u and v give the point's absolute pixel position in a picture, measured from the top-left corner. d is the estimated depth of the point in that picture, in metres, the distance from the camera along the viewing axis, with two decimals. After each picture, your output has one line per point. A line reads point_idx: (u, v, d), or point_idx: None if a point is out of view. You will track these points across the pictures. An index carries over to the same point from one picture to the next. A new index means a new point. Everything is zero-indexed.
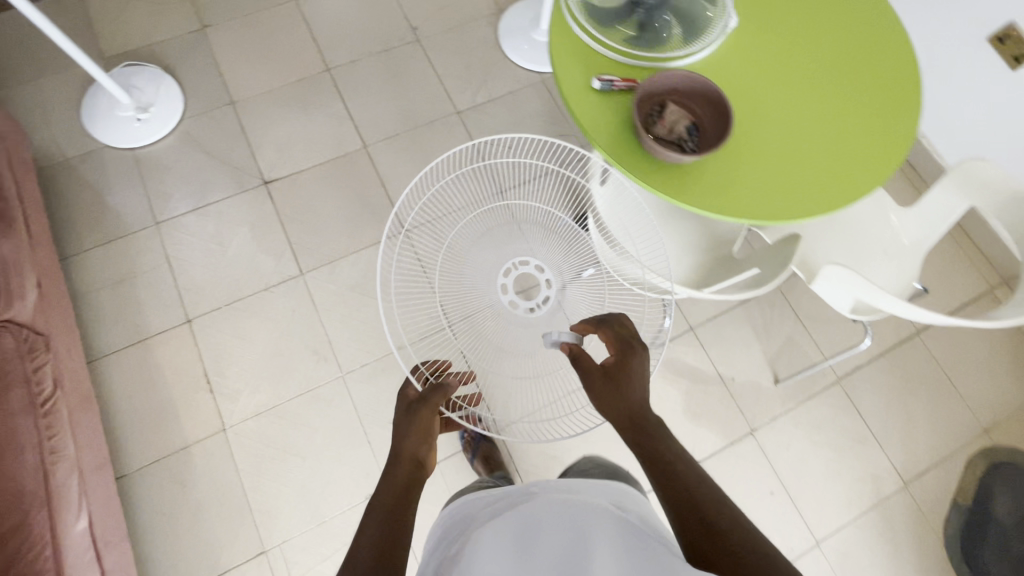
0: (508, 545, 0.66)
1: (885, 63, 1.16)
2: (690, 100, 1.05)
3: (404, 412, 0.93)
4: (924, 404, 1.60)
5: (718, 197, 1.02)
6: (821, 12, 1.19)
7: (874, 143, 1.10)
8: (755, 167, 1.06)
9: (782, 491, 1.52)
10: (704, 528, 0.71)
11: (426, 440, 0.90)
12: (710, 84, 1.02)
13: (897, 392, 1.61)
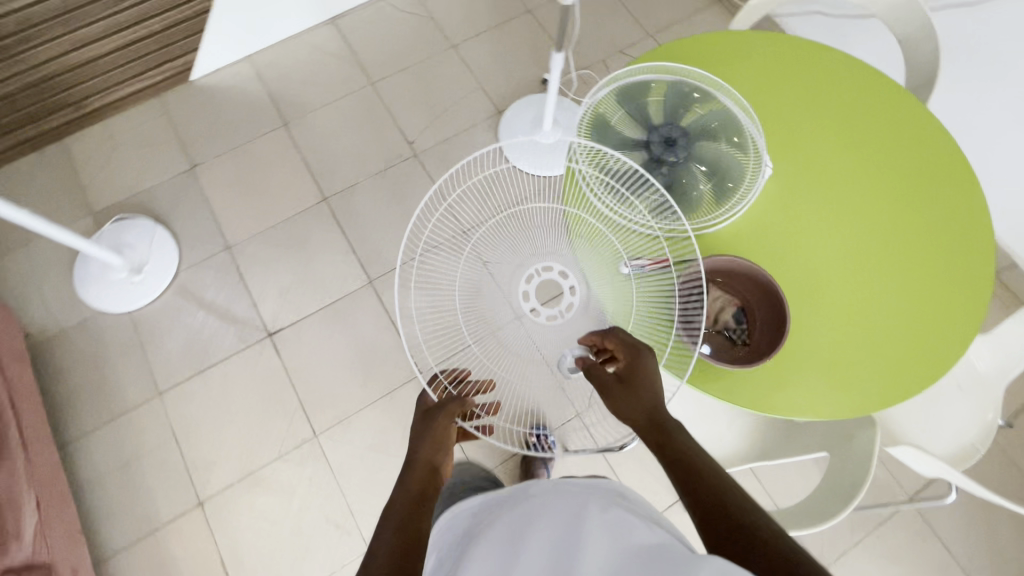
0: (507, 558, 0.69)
1: (948, 217, 1.02)
2: (734, 280, 0.92)
3: (419, 422, 0.80)
4: (1008, 518, 1.45)
5: (773, 393, 0.92)
6: (869, 158, 1.04)
7: (944, 310, 0.97)
8: (807, 364, 0.93)
9: None
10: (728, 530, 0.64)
11: (442, 451, 0.79)
12: (756, 267, 0.89)
13: (976, 507, 1.45)
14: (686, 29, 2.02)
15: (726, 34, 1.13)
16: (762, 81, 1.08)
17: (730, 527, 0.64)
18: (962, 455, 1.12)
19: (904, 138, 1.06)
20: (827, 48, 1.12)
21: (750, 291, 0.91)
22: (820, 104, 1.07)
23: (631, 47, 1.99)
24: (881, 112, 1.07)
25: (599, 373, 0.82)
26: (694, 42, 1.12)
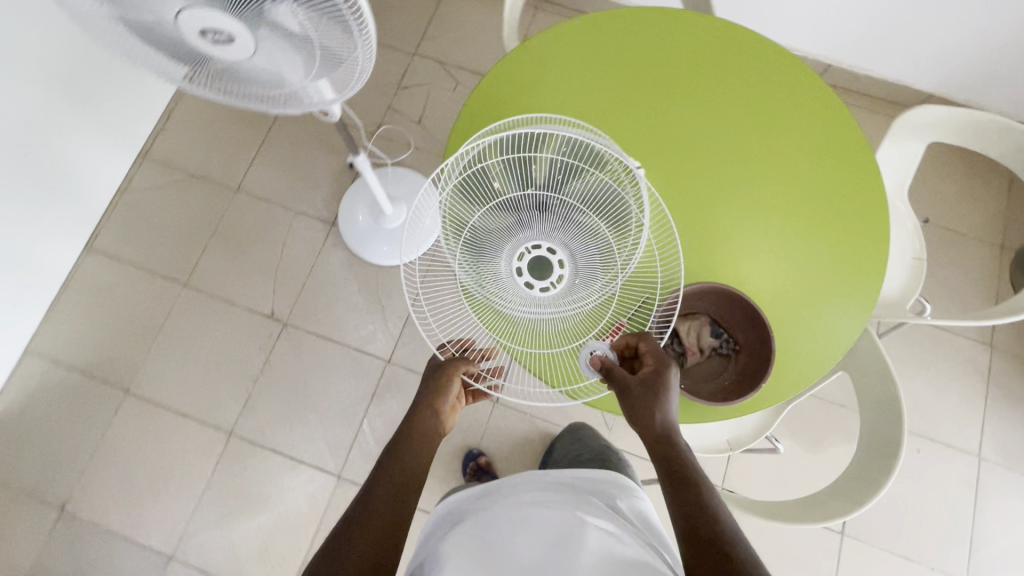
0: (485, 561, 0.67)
1: (811, 111, 1.00)
2: (691, 303, 0.89)
3: (426, 379, 0.80)
4: (960, 268, 1.60)
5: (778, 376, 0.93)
6: (716, 99, 1.00)
7: (850, 181, 0.98)
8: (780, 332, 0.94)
9: (924, 440, 1.53)
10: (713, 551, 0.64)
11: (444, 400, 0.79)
12: (701, 284, 0.85)
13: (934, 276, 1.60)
14: (441, 27, 1.87)
15: (521, 56, 1.03)
16: (583, 86, 1.01)
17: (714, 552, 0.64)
18: (915, 275, 1.20)
19: (733, 59, 1.02)
20: (618, 11, 1.04)
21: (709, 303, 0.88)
22: (644, 74, 1.01)
23: (406, 79, 1.82)
24: (699, 47, 1.03)
25: (621, 383, 0.77)
26: (498, 83, 1.02)
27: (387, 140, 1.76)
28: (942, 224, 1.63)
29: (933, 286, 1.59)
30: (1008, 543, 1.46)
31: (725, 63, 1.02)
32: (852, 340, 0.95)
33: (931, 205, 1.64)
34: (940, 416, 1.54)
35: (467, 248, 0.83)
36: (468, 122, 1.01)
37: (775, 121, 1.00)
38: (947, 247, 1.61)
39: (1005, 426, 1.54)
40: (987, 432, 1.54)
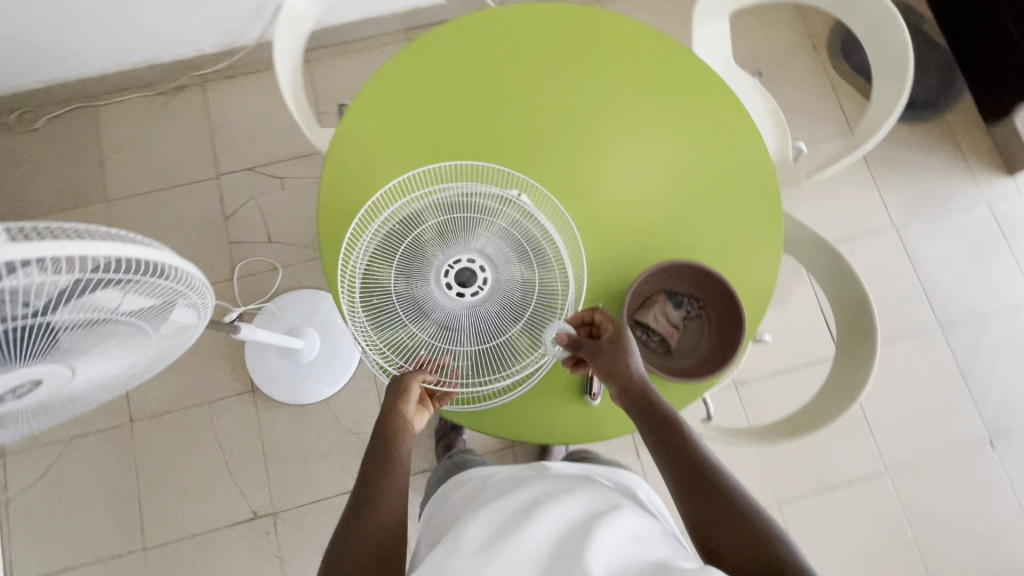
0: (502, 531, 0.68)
1: (624, 41, 1.04)
2: (640, 291, 0.89)
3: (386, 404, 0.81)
4: (797, 84, 1.72)
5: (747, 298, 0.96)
6: (540, 76, 1.02)
7: (659, 60, 1.03)
8: (718, 256, 0.97)
9: (850, 240, 1.68)
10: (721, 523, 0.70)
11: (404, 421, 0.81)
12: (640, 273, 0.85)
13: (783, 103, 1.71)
14: (228, 133, 1.68)
15: (349, 136, 0.98)
16: (421, 133, 0.98)
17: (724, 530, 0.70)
18: (779, 124, 1.29)
19: (533, 34, 1.03)
20: (411, 46, 1.02)
21: (660, 274, 0.89)
22: (468, 90, 1.00)
23: (228, 204, 1.63)
24: (499, 39, 1.03)
25: (584, 349, 0.80)
26: (343, 176, 0.97)
27: (251, 275, 1.58)
28: (764, 56, 1.73)
29: (788, 111, 1.70)
30: (951, 276, 1.66)
31: (504, 48, 1.02)
32: (780, 233, 0.98)
33: (746, 46, 1.74)
34: (850, 212, 1.70)
35: (423, 350, 0.82)
36: (341, 228, 0.96)
37: (575, 62, 1.02)
38: (780, 72, 1.72)
39: (897, 189, 1.72)
40: (888, 202, 1.71)
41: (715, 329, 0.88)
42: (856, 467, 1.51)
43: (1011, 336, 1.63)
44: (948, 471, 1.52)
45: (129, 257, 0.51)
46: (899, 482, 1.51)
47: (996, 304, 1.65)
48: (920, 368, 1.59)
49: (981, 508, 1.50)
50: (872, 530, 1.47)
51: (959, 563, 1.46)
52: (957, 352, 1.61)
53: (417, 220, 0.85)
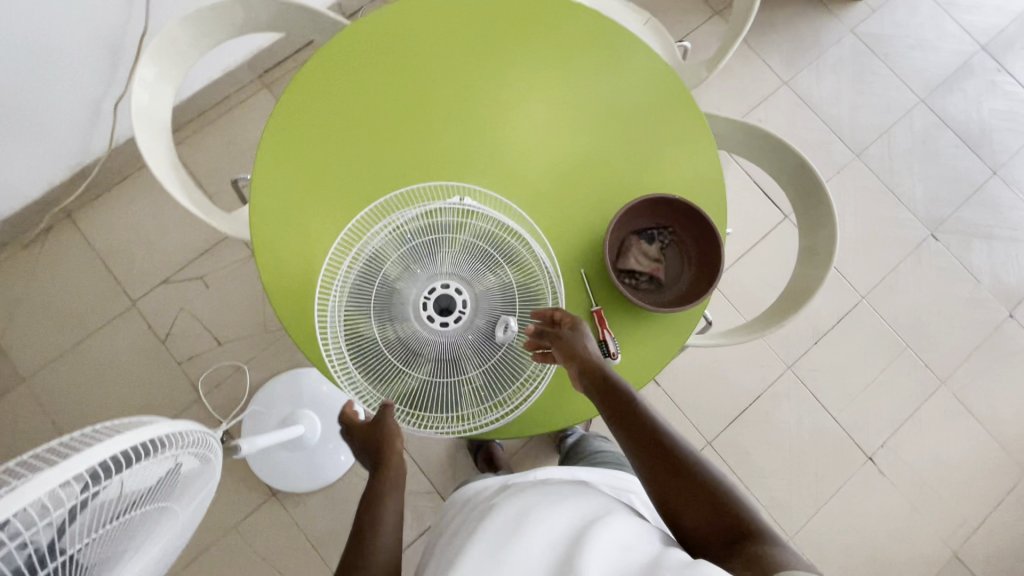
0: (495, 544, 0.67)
1: (501, 8, 1.01)
2: (613, 241, 0.89)
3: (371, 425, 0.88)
4: None
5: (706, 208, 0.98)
6: (435, 73, 0.98)
7: (537, 15, 1.01)
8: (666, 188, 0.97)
9: (756, 110, 1.75)
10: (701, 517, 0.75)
11: (395, 440, 0.86)
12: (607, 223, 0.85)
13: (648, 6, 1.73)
14: (123, 255, 1.52)
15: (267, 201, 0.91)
16: (339, 172, 0.93)
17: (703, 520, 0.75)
18: (659, 32, 1.32)
19: (412, 33, 0.99)
20: (292, 86, 0.95)
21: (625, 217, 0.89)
22: (368, 112, 0.95)
23: (159, 327, 1.50)
24: (380, 49, 0.98)
25: (549, 342, 0.84)
26: (279, 245, 0.91)
27: (218, 386, 1.48)
28: None
29: (656, 13, 1.72)
30: (848, 108, 1.78)
31: (382, 59, 0.97)
32: (714, 149, 1.00)
33: None
34: (745, 84, 1.77)
35: (433, 386, 0.82)
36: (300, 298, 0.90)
37: (457, 46, 0.99)
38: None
39: (776, 48, 1.80)
40: (773, 62, 1.80)
41: (694, 248, 0.90)
42: (839, 306, 1.63)
43: (914, 139, 1.78)
44: (910, 275, 1.67)
45: (110, 454, 0.46)
46: (877, 302, 1.64)
47: (892, 117, 1.78)
48: (855, 198, 1.71)
49: (947, 293, 1.66)
50: (872, 353, 1.61)
51: (947, 347, 1.63)
52: (879, 171, 1.74)
53: (375, 269, 0.84)
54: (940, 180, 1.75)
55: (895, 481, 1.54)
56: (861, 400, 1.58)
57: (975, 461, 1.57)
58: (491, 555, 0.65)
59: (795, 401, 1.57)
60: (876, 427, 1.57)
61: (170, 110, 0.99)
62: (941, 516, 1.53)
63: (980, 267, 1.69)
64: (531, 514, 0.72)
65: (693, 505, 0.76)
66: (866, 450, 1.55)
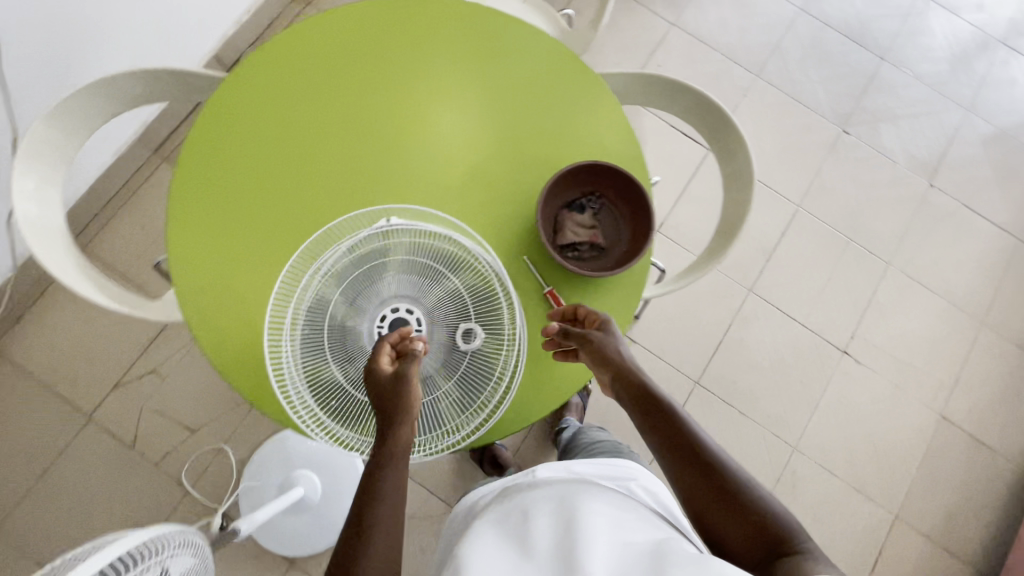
0: (503, 555, 0.68)
1: (372, 22, 0.99)
2: (546, 219, 0.90)
3: (375, 395, 0.74)
4: None
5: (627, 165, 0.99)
6: (328, 103, 0.95)
7: (410, 20, 1.00)
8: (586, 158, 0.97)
9: (653, 57, 1.79)
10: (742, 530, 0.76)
11: (409, 416, 0.74)
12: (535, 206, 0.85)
13: None
14: (65, 372, 1.44)
15: (189, 276, 0.87)
16: (255, 228, 0.89)
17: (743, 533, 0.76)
18: (540, 8, 1.33)
19: (293, 68, 0.96)
20: (183, 152, 0.90)
21: (552, 190, 0.89)
22: (270, 158, 0.91)
23: (125, 433, 1.42)
24: (264, 92, 0.94)
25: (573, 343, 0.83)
26: (215, 320, 0.86)
27: (205, 474, 1.42)
28: None
29: None
30: (737, 33, 1.84)
31: (268, 104, 0.94)
32: (622, 110, 1.01)
33: None
34: (637, 35, 1.80)
35: None
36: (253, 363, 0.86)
37: (340, 70, 0.97)
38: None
39: None
40: (657, 8, 1.83)
41: (627, 213, 0.91)
42: (779, 220, 1.69)
43: (804, 46, 1.85)
44: (835, 173, 1.75)
45: None
46: (812, 207, 1.71)
47: (779, 31, 1.85)
48: (766, 116, 1.78)
49: (871, 181, 1.75)
50: (820, 255, 1.68)
51: (885, 231, 1.72)
52: (781, 85, 1.81)
53: (319, 315, 0.82)
54: (836, 78, 1.84)
55: (874, 367, 1.62)
56: (824, 302, 1.66)
57: (937, 327, 1.66)
58: (494, 569, 0.65)
59: (764, 320, 1.63)
60: (843, 322, 1.64)
61: (61, 214, 0.93)
62: (924, 387, 1.62)
63: (893, 148, 1.79)
64: (535, 521, 0.72)
65: (732, 523, 0.77)
66: (840, 346, 1.63)
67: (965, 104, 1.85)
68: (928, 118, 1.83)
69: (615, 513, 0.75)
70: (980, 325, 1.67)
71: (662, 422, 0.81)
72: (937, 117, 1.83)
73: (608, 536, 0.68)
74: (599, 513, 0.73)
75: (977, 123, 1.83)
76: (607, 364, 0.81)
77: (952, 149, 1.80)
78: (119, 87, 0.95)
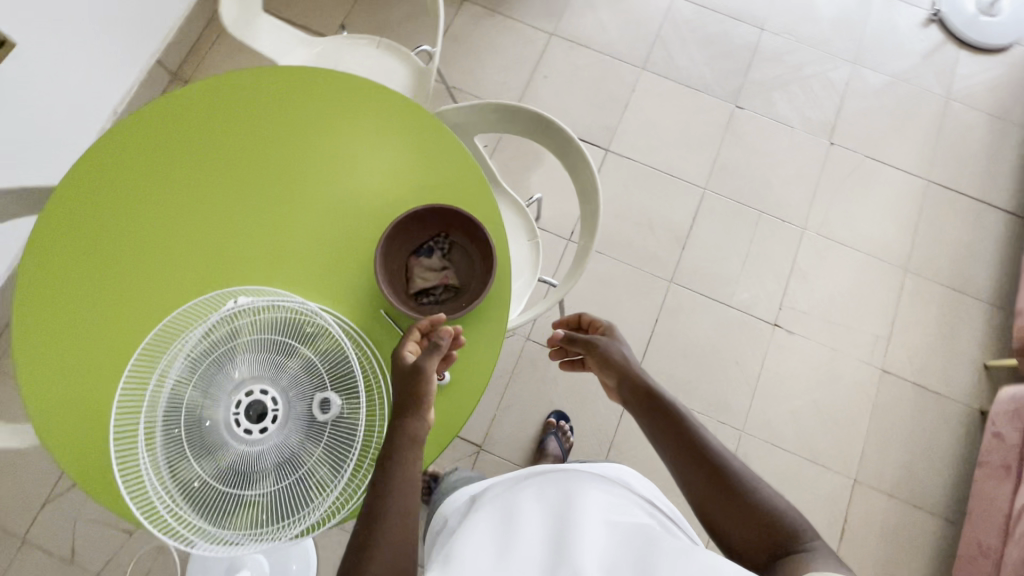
0: (498, 545, 0.71)
1: (195, 105, 0.98)
2: (396, 271, 0.90)
3: (398, 380, 0.83)
4: None
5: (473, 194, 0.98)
6: (172, 190, 0.94)
7: (234, 95, 0.99)
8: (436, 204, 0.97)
9: (538, 69, 1.80)
10: (750, 527, 0.73)
11: (422, 406, 0.82)
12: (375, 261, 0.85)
13: (395, 19, 1.73)
14: None
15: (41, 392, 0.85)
16: (105, 337, 0.87)
17: (749, 528, 0.74)
18: (394, 49, 1.34)
19: (133, 161, 0.95)
20: (27, 265, 0.90)
21: (398, 238, 0.89)
22: (117, 258, 0.91)
23: (60, 548, 1.39)
24: (106, 191, 0.93)
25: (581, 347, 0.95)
26: (73, 440, 0.83)
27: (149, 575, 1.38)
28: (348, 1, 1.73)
29: (406, 22, 1.73)
30: (615, 30, 1.85)
31: (100, 208, 0.92)
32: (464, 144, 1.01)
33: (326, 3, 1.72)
34: (518, 51, 1.81)
35: (282, 494, 0.79)
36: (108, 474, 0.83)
37: (168, 159, 0.95)
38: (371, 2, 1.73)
39: (530, 8, 1.86)
40: (535, 21, 1.85)
41: (476, 251, 0.91)
42: (688, 207, 1.69)
43: (683, 31, 1.87)
44: (735, 149, 1.75)
45: None
46: (718, 187, 1.72)
47: (656, 21, 1.87)
48: (658, 106, 1.78)
49: (772, 150, 1.76)
50: (734, 233, 1.68)
51: (794, 196, 1.72)
52: (667, 73, 1.82)
53: (171, 413, 0.79)
54: (721, 56, 1.85)
55: (808, 333, 1.61)
56: (748, 278, 1.65)
57: (863, 282, 1.66)
58: (489, 560, 0.68)
59: (690, 308, 1.62)
60: (768, 295, 1.64)
61: None
62: (861, 343, 1.61)
63: (789, 114, 1.80)
64: (529, 517, 0.75)
65: (734, 520, 0.75)
66: (770, 319, 1.62)
67: (852, 58, 1.87)
68: (817, 77, 1.84)
69: (604, 500, 0.78)
70: (904, 271, 1.67)
71: (663, 419, 0.85)
72: (826, 75, 1.84)
73: (598, 527, 0.71)
74: (588, 501, 0.76)
75: (865, 74, 1.85)
76: (607, 363, 0.92)
77: (845, 104, 1.82)
78: None
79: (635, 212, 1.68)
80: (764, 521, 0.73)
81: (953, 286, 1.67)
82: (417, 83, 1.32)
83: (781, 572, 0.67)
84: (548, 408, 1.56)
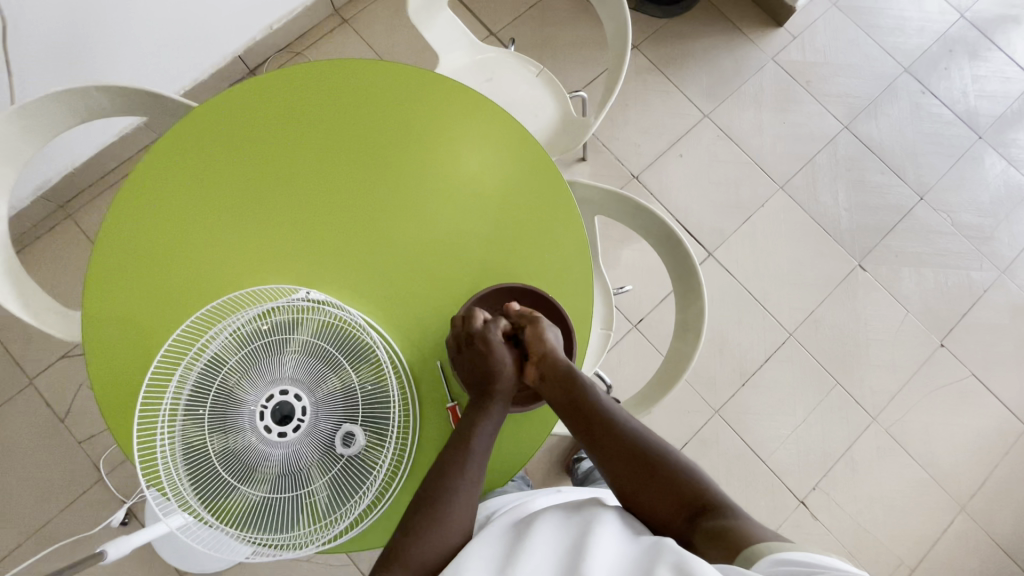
0: (494, 546, 0.64)
1: (334, 84, 0.95)
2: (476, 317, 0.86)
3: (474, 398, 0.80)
4: (567, 19, 1.69)
5: (572, 277, 0.94)
6: (289, 158, 0.92)
7: (375, 86, 0.96)
8: (531, 278, 0.93)
9: (676, 145, 1.71)
10: (684, 512, 0.72)
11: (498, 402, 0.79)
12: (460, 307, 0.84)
13: (562, 44, 1.67)
14: (18, 332, 1.46)
15: (104, 304, 0.87)
16: (180, 279, 0.88)
17: (679, 507, 0.72)
18: (552, 85, 1.29)
19: (269, 114, 0.93)
20: (129, 183, 0.90)
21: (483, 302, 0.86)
22: (216, 205, 0.90)
23: (58, 405, 1.44)
24: (228, 136, 0.92)
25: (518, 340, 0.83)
26: (118, 363, 0.86)
27: (120, 465, 1.42)
28: (525, 6, 1.68)
29: (570, 50, 1.67)
30: (770, 138, 1.74)
31: (216, 152, 0.92)
32: (580, 223, 0.96)
33: (503, 4, 1.68)
34: (666, 121, 1.73)
35: (274, 505, 0.76)
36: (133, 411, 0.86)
37: (292, 128, 0.93)
38: (546, 15, 1.69)
39: (695, 83, 1.77)
40: (696, 99, 1.76)
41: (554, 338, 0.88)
42: (765, 345, 1.59)
43: (838, 166, 1.74)
44: (838, 307, 1.63)
45: None
46: (804, 338, 1.60)
47: (815, 144, 1.75)
48: (780, 231, 1.67)
49: (876, 325, 1.63)
50: (801, 392, 1.57)
51: (878, 382, 1.59)
52: (804, 202, 1.70)
53: (205, 382, 0.76)
54: (866, 208, 1.72)
55: (832, 524, 1.50)
56: (795, 439, 1.54)
57: (912, 498, 1.53)
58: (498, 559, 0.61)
59: (724, 446, 1.52)
60: (807, 469, 1.53)
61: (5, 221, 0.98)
62: (882, 561, 1.48)
63: (910, 296, 1.66)
64: (530, 523, 0.67)
65: (658, 492, 0.74)
66: (798, 495, 1.51)
67: (1002, 265, 1.70)
68: (957, 271, 1.69)
69: (616, 517, 0.70)
70: (959, 509, 1.53)
71: (594, 418, 0.79)
72: (967, 272, 1.69)
73: (601, 534, 0.63)
74: (598, 517, 0.67)
75: (1009, 289, 1.69)
76: (541, 358, 0.80)
77: (974, 310, 1.66)
78: (89, 96, 0.99)
79: (709, 327, 1.59)
80: (686, 488, 0.73)
81: (1005, 548, 1.51)
82: (560, 126, 1.27)
83: (708, 536, 0.67)
84: (542, 475, 1.50)
